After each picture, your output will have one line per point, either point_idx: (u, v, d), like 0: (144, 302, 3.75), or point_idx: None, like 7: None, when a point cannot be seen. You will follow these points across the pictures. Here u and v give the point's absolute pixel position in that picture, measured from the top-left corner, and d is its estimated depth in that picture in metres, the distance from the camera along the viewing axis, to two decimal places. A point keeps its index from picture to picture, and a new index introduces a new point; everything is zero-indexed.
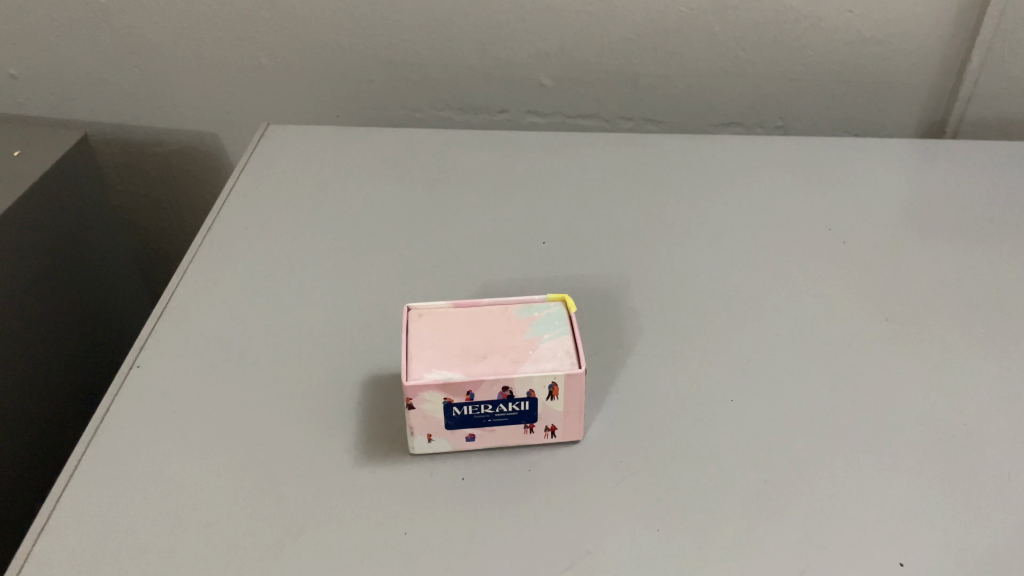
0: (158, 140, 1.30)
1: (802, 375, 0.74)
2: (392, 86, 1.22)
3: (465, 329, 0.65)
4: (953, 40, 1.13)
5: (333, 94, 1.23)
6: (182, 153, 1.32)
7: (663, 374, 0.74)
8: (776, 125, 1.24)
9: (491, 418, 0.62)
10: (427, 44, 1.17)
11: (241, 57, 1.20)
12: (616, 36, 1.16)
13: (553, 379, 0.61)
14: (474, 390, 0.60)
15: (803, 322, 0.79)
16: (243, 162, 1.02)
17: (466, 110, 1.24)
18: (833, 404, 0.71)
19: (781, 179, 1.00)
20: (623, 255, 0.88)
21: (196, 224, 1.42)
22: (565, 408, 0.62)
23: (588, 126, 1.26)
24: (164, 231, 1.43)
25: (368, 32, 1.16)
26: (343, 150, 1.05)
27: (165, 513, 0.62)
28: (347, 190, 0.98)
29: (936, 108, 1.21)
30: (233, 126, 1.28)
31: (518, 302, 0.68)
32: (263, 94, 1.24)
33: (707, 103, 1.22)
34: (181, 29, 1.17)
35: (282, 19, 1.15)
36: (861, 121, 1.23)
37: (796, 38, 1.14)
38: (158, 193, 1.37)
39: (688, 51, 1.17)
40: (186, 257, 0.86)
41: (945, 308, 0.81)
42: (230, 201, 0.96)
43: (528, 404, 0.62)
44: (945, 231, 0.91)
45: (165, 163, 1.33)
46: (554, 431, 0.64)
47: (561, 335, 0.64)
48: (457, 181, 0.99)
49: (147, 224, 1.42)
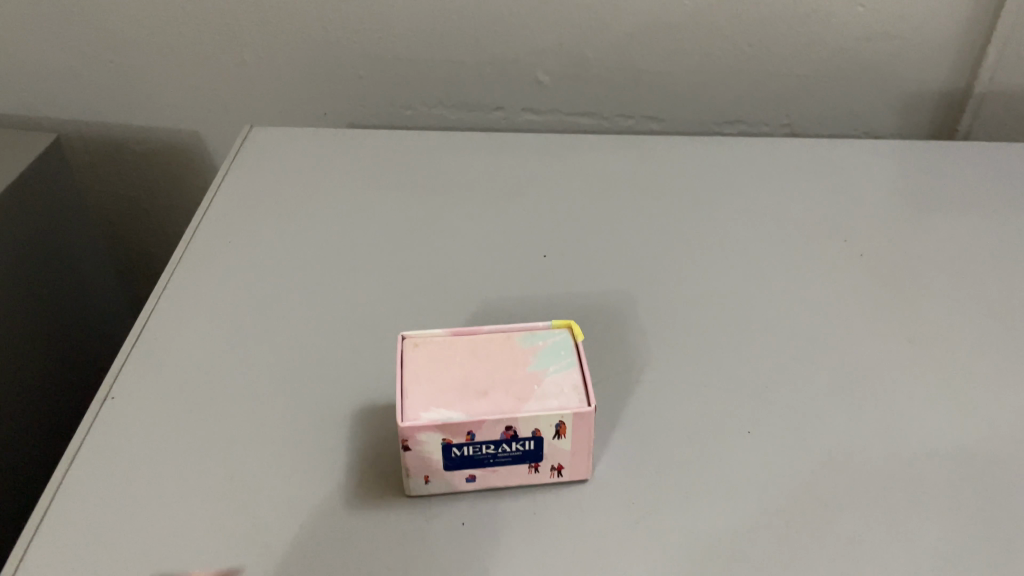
0: (137, 139, 1.24)
1: (822, 403, 0.70)
2: (383, 83, 1.17)
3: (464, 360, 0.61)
4: (968, 35, 1.09)
5: (320, 91, 1.18)
6: (162, 153, 1.26)
7: (675, 404, 0.69)
8: (782, 124, 1.20)
9: (493, 459, 0.58)
10: (419, 39, 1.12)
11: (223, 52, 1.14)
12: (617, 30, 1.11)
13: (560, 418, 0.56)
14: (475, 430, 0.56)
15: (819, 344, 0.75)
16: (223, 171, 0.97)
17: (460, 108, 1.19)
18: (856, 435, 0.67)
19: (792, 185, 0.95)
20: (629, 271, 0.83)
21: (178, 226, 1.36)
22: (573, 447, 0.58)
23: (586, 125, 1.21)
24: (145, 234, 1.38)
25: (356, 26, 1.11)
26: (333, 155, 1.00)
27: (142, 563, 0.58)
28: (338, 200, 0.93)
29: (948, 106, 1.16)
30: (216, 125, 1.23)
31: (521, 329, 0.63)
32: (247, 91, 1.19)
33: (711, 101, 1.17)
34: (158, 23, 1.11)
35: (267, 13, 1.10)
36: (872, 120, 1.19)
37: (805, 33, 1.10)
38: (138, 194, 1.32)
39: (691, 47, 1.12)
40: (163, 275, 0.82)
41: (970, 326, 0.77)
42: (212, 211, 0.91)
43: (533, 443, 0.57)
44: (966, 242, 0.87)
45: (144, 163, 1.28)
46: (561, 470, 0.59)
47: (568, 367, 0.60)
48: (452, 189, 0.95)
49: (127, 228, 1.37)
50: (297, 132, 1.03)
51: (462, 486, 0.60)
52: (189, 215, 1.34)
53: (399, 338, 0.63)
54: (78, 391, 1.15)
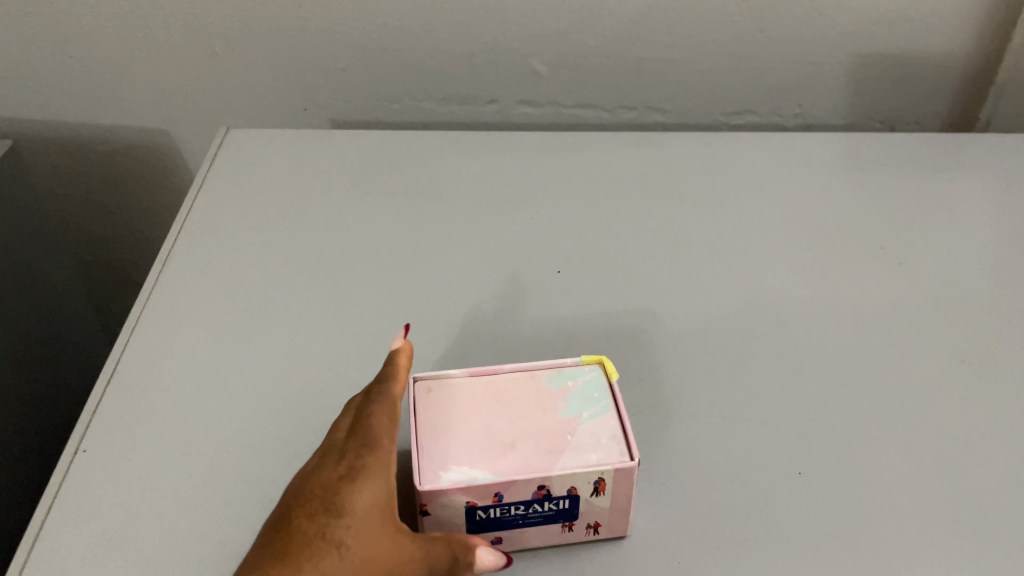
0: (101, 138, 1.15)
1: (869, 436, 0.68)
2: (367, 75, 1.09)
3: (485, 406, 0.54)
4: (991, 17, 1.03)
5: (299, 84, 1.10)
6: (129, 153, 1.17)
7: (713, 444, 0.67)
8: (794, 113, 1.13)
9: (523, 519, 0.51)
10: (405, 28, 1.04)
11: (194, 45, 1.05)
12: (619, 15, 1.03)
13: (600, 474, 0.49)
14: (502, 491, 0.49)
15: (848, 367, 0.74)
16: (192, 194, 0.91)
17: (451, 101, 1.11)
18: (912, 472, 0.66)
19: (800, 193, 0.95)
20: (646, 289, 0.82)
21: (148, 232, 1.27)
22: (613, 503, 0.51)
23: (584, 117, 1.14)
24: (114, 241, 1.29)
25: (337, 14, 1.03)
26: (327, 161, 0.97)
27: None
28: (336, 209, 0.90)
29: (967, 93, 1.11)
30: (189, 124, 1.14)
31: (548, 368, 0.56)
32: (219, 85, 1.10)
33: (717, 90, 1.11)
34: (120, 12, 1.02)
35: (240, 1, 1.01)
36: (887, 108, 1.13)
37: (819, 15, 1.03)
38: (104, 198, 1.23)
39: (697, 32, 1.05)
40: (126, 323, 0.76)
41: (1011, 348, 0.76)
42: (184, 240, 0.85)
43: (568, 502, 0.50)
44: (993, 256, 0.86)
45: (109, 165, 1.19)
46: (598, 528, 0.52)
47: (605, 412, 0.53)
48: (454, 197, 0.93)
49: (93, 234, 1.27)
50: (289, 136, 1.01)
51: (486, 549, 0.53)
52: (160, 219, 1.26)
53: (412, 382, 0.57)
54: (57, 414, 1.07)
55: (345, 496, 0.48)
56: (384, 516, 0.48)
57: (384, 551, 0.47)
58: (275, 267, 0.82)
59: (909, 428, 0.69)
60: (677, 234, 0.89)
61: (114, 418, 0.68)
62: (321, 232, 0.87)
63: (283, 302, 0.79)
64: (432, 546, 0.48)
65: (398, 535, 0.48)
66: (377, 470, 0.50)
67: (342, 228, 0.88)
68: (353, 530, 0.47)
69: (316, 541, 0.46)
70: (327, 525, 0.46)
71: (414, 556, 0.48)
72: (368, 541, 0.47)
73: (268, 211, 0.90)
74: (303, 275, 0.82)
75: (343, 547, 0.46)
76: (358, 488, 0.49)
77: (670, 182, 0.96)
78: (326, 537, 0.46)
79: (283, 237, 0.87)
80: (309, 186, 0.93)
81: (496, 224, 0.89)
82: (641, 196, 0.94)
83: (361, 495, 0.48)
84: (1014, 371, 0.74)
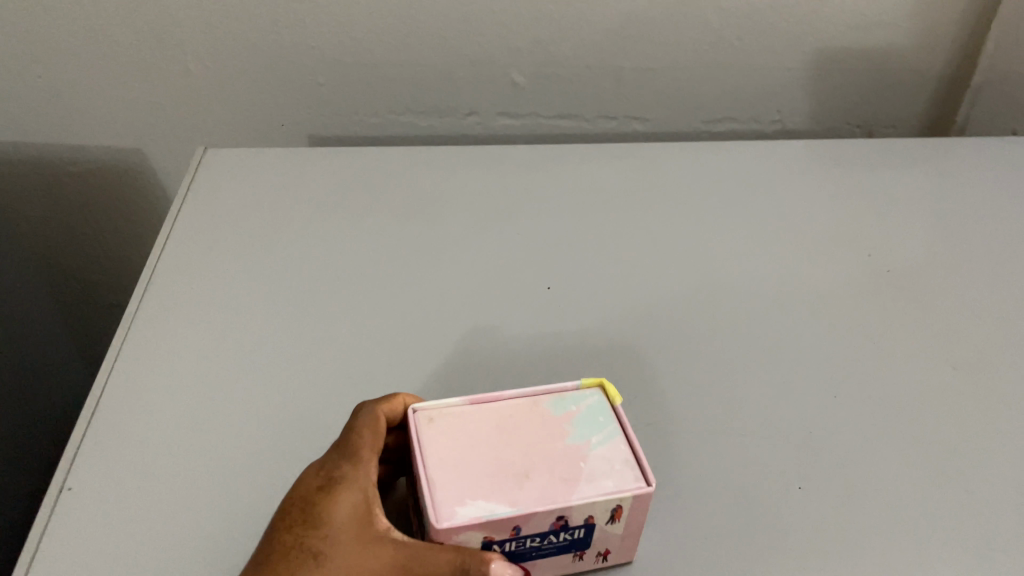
0: (72, 158, 1.12)
1: (871, 447, 0.68)
2: (345, 90, 1.07)
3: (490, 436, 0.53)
4: (965, 20, 1.04)
5: (275, 99, 1.08)
6: (101, 172, 1.15)
7: (715, 460, 0.66)
8: (773, 119, 1.13)
9: (537, 551, 0.50)
10: (382, 42, 1.03)
11: (170, 60, 1.03)
12: (598, 24, 1.03)
13: (618, 501, 0.48)
14: (521, 525, 0.48)
15: (845, 377, 0.74)
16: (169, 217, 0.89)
17: (430, 114, 1.10)
18: (915, 482, 0.65)
19: (785, 203, 0.95)
20: (638, 302, 0.82)
21: (123, 251, 1.25)
22: (626, 529, 0.51)
23: (565, 127, 1.13)
24: (88, 262, 1.25)
25: (313, 29, 1.01)
26: (309, 180, 0.96)
27: None
28: (319, 230, 0.89)
29: (943, 96, 1.13)
30: (166, 140, 1.12)
31: (549, 392, 0.55)
32: (193, 102, 1.08)
33: (697, 98, 1.11)
34: (89, 29, 0.99)
35: (216, 14, 0.99)
36: (865, 113, 1.14)
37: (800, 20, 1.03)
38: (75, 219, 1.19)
39: (676, 40, 1.05)
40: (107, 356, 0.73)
41: (1003, 353, 0.77)
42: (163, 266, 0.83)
43: (583, 531, 0.50)
44: (979, 260, 0.87)
45: (80, 186, 1.16)
46: (607, 556, 0.52)
47: (613, 435, 0.52)
48: (440, 214, 0.92)
49: (65, 256, 1.24)
50: (267, 155, 0.99)
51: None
52: (135, 237, 1.23)
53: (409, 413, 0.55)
54: (41, 447, 1.03)
55: (321, 508, 0.54)
56: (363, 525, 0.53)
57: (362, 557, 0.52)
58: (260, 291, 0.81)
59: (909, 437, 0.69)
60: (666, 246, 0.89)
61: (105, 454, 0.65)
62: (306, 253, 0.86)
63: (274, 326, 0.77)
64: (414, 553, 0.51)
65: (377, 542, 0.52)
66: (353, 480, 0.55)
67: (327, 247, 0.87)
68: (327, 539, 0.52)
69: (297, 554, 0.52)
70: (303, 537, 0.52)
71: (395, 561, 0.51)
72: (341, 549, 0.52)
73: (253, 232, 0.88)
74: (290, 299, 0.80)
75: (317, 558, 0.51)
76: (334, 499, 0.54)
77: (655, 194, 0.96)
78: (305, 549, 0.52)
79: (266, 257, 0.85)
80: (290, 208, 0.92)
81: (483, 241, 0.88)
82: (627, 209, 0.94)
83: (339, 506, 0.53)
84: (1007, 376, 0.74)
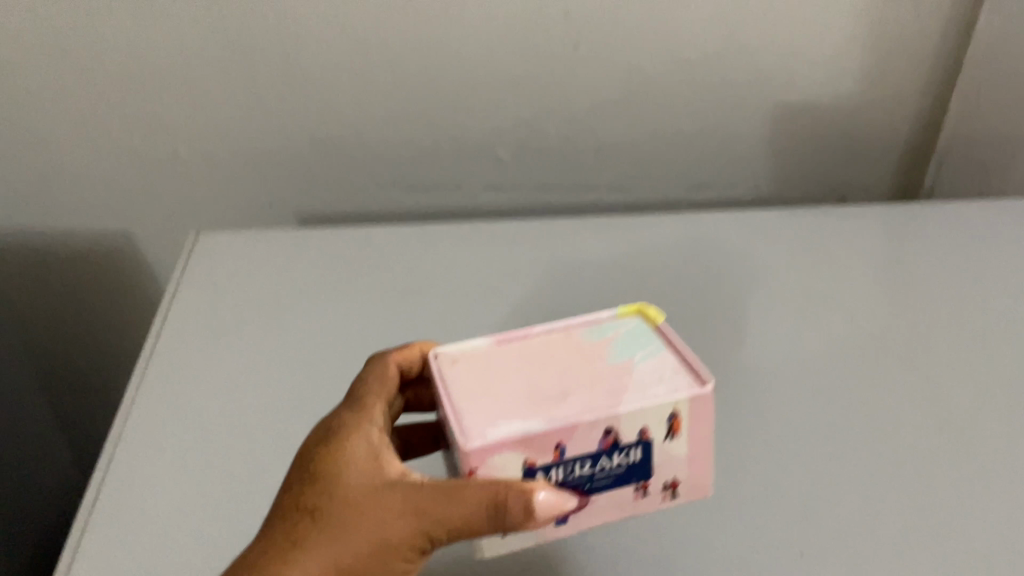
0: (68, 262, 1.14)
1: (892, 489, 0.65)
2: (333, 169, 1.09)
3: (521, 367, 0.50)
4: (925, 88, 1.10)
5: (262, 181, 1.09)
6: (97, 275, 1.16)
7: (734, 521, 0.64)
8: (751, 186, 1.17)
9: (591, 483, 0.46)
10: (367, 124, 1.05)
11: (153, 145, 1.04)
12: (576, 102, 1.06)
13: (672, 408, 0.45)
14: (564, 442, 0.45)
15: (859, 413, 0.72)
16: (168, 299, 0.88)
17: (417, 189, 1.12)
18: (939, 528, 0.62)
19: (777, 245, 0.96)
20: None
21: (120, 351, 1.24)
22: (690, 449, 0.47)
23: (550, 202, 1.16)
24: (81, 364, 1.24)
25: (299, 111, 1.03)
26: (301, 254, 0.96)
27: None
28: (314, 303, 0.88)
29: (913, 157, 1.17)
30: (153, 232, 1.13)
31: (584, 323, 0.52)
32: (178, 191, 1.09)
33: (677, 169, 1.14)
34: (68, 122, 1.01)
35: (201, 97, 1.01)
36: (841, 179, 1.19)
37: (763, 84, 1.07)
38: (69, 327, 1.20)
39: (652, 114, 1.09)
40: (110, 432, 0.72)
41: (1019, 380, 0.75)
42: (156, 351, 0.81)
43: (640, 452, 0.46)
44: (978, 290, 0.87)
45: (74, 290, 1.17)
46: (676, 487, 0.48)
47: (659, 351, 0.49)
48: (435, 282, 0.91)
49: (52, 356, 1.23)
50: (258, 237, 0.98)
51: (554, 533, 0.48)
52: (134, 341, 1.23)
53: (429, 360, 0.53)
54: None
55: (319, 463, 0.50)
56: (366, 475, 0.49)
57: (363, 506, 0.47)
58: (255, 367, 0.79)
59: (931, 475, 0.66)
60: (665, 297, 0.89)
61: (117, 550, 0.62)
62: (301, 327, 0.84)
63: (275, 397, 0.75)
64: (424, 493, 0.47)
65: (381, 490, 0.48)
66: (354, 433, 0.51)
67: (322, 320, 0.85)
68: (324, 492, 0.48)
69: (296, 514, 0.48)
70: (301, 496, 0.49)
71: (402, 507, 0.47)
72: (338, 500, 0.48)
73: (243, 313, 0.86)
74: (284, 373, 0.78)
75: (313, 514, 0.47)
76: (332, 452, 0.50)
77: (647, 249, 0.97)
78: (302, 506, 0.48)
79: (271, 325, 0.84)
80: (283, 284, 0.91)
81: (480, 304, 0.87)
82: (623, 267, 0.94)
83: (338, 457, 0.50)
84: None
